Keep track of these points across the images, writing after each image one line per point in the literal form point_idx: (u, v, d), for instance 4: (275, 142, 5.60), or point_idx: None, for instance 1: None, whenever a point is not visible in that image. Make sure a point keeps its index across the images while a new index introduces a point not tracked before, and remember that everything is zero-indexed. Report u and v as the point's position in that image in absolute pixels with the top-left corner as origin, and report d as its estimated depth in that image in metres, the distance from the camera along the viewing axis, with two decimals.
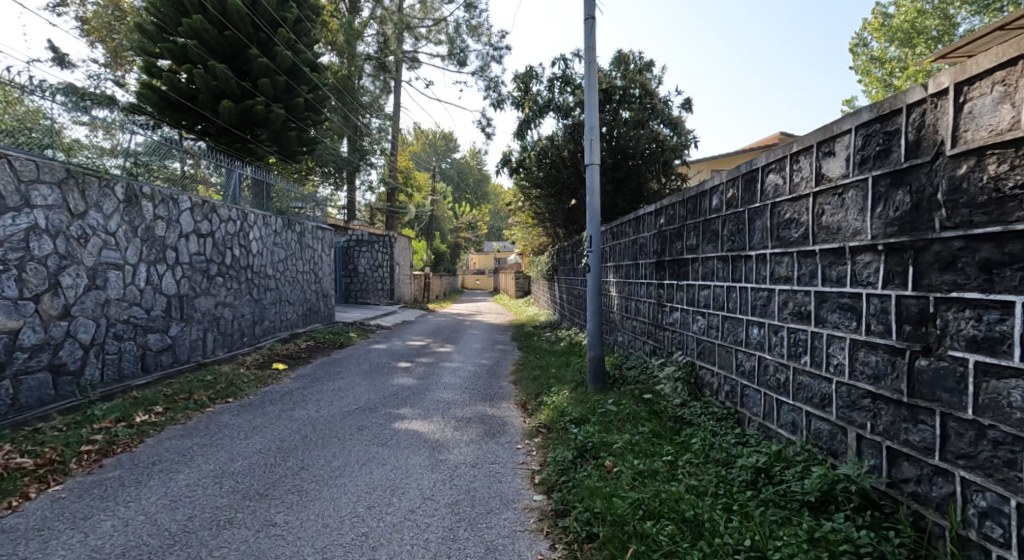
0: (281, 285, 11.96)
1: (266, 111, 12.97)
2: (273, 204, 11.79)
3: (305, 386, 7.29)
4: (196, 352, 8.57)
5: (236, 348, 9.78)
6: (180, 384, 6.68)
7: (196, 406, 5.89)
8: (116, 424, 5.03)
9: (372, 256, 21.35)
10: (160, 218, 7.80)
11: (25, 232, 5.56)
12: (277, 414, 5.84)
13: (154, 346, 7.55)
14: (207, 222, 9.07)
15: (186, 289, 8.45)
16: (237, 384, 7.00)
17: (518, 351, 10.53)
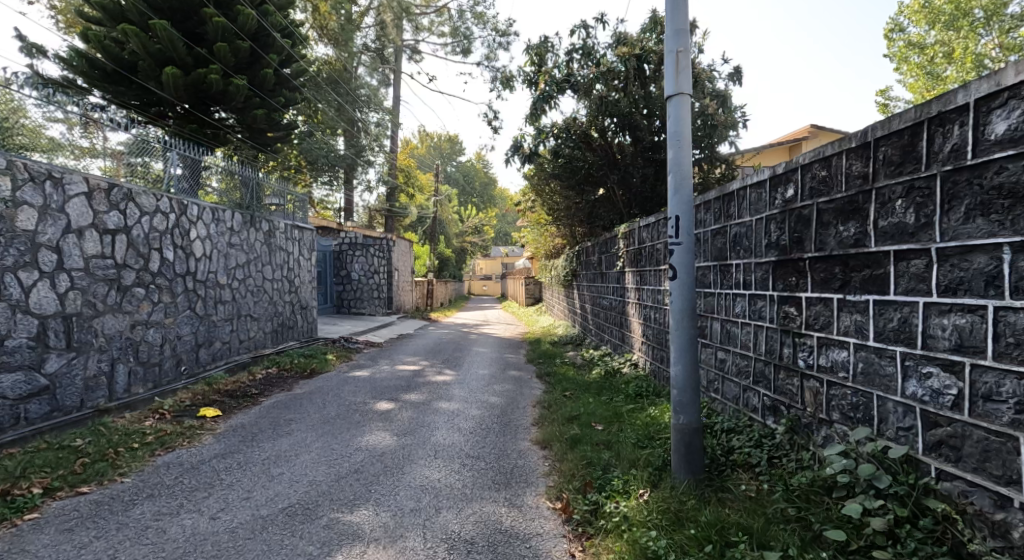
0: (239, 297, 9.08)
1: (224, 84, 10.66)
2: (234, 198, 8.94)
3: (224, 454, 4.80)
4: (96, 394, 5.74)
5: (167, 382, 6.88)
6: (23, 457, 4.27)
7: (7, 512, 3.53)
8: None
9: (366, 261, 18.98)
10: (28, 203, 5.09)
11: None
12: (146, 524, 3.45)
13: (12, 392, 4.88)
14: (117, 214, 6.16)
15: (78, 306, 5.62)
16: (113, 456, 4.52)
17: (540, 384, 7.93)
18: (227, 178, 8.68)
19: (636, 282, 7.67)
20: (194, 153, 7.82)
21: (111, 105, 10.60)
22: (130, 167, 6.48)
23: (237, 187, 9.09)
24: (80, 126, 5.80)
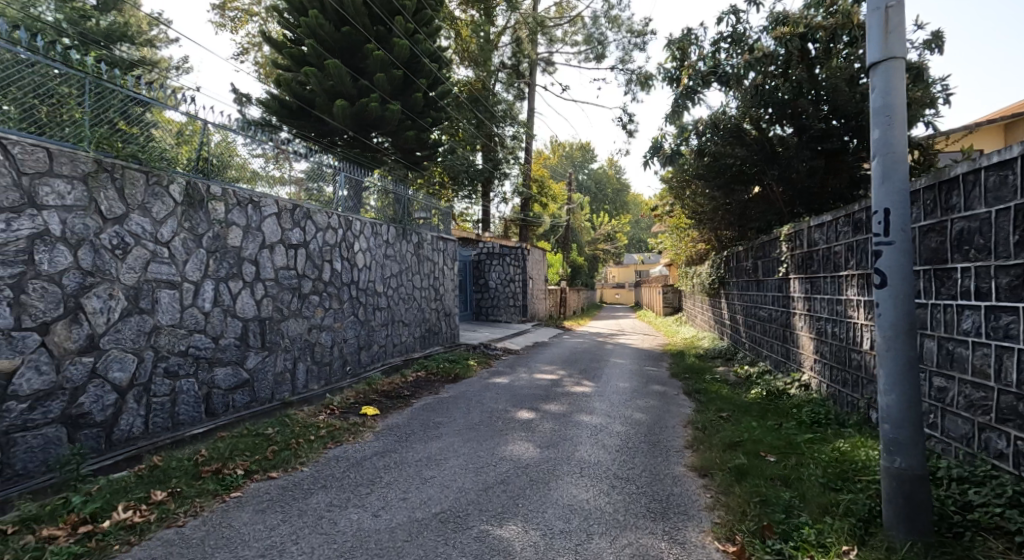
0: (392, 304, 9.55)
1: (382, 110, 11.47)
2: (390, 214, 9.50)
3: (384, 452, 4.97)
4: (281, 389, 6.14)
5: (335, 380, 7.31)
6: (229, 440, 4.75)
7: (218, 488, 3.89)
8: (69, 532, 3.15)
9: (503, 270, 19.41)
10: (236, 224, 5.46)
11: (25, 242, 3.61)
12: (320, 513, 3.60)
13: (224, 383, 5.25)
14: (299, 231, 6.56)
15: (270, 311, 5.97)
16: (295, 446, 4.86)
17: (690, 401, 7.31)
18: (382, 196, 9.20)
19: (806, 290, 6.77)
20: (355, 174, 8.34)
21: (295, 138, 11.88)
22: (310, 191, 6.92)
23: (393, 206, 9.65)
24: (272, 159, 6.17)
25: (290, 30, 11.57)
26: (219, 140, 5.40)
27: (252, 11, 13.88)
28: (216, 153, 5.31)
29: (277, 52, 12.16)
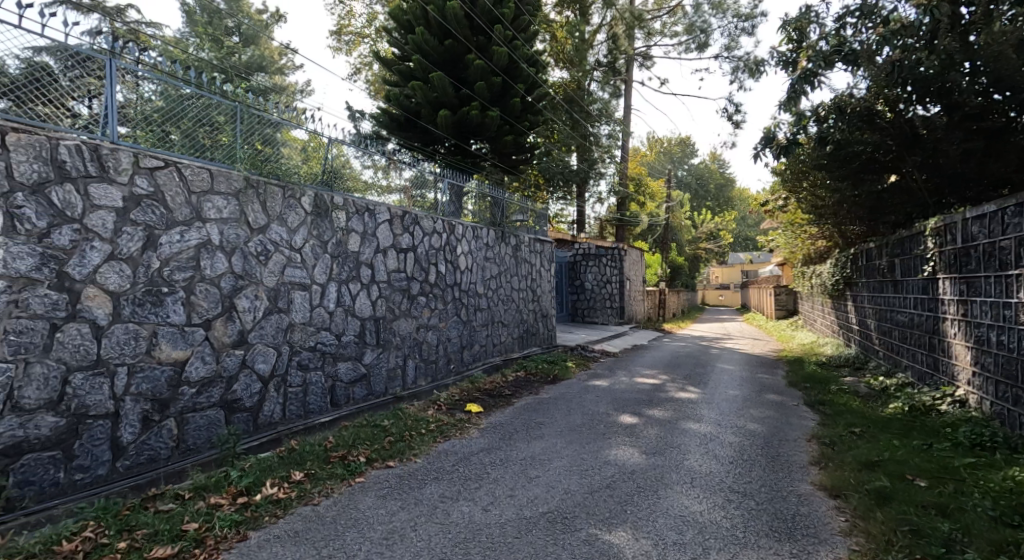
0: (493, 305, 9.73)
1: (482, 117, 11.74)
2: (489, 217, 9.69)
3: (490, 449, 5.06)
4: (394, 384, 6.46)
5: (440, 377, 7.57)
6: (352, 429, 5.06)
7: (345, 472, 4.15)
8: (230, 501, 3.51)
9: (600, 271, 19.14)
10: (355, 230, 5.81)
11: (194, 249, 4.08)
12: (433, 504, 3.71)
13: (345, 376, 5.60)
14: (408, 236, 6.86)
15: (383, 311, 6.29)
16: (409, 438, 5.08)
17: (813, 413, 6.73)
18: (482, 202, 9.40)
19: (960, 292, 5.99)
20: (457, 180, 8.57)
21: (401, 149, 12.47)
22: (417, 197, 7.22)
23: (492, 210, 9.82)
24: (383, 169, 6.46)
25: (398, 48, 12.23)
26: (342, 155, 5.76)
27: (364, 32, 14.80)
28: (338, 165, 5.68)
29: (387, 69, 12.88)
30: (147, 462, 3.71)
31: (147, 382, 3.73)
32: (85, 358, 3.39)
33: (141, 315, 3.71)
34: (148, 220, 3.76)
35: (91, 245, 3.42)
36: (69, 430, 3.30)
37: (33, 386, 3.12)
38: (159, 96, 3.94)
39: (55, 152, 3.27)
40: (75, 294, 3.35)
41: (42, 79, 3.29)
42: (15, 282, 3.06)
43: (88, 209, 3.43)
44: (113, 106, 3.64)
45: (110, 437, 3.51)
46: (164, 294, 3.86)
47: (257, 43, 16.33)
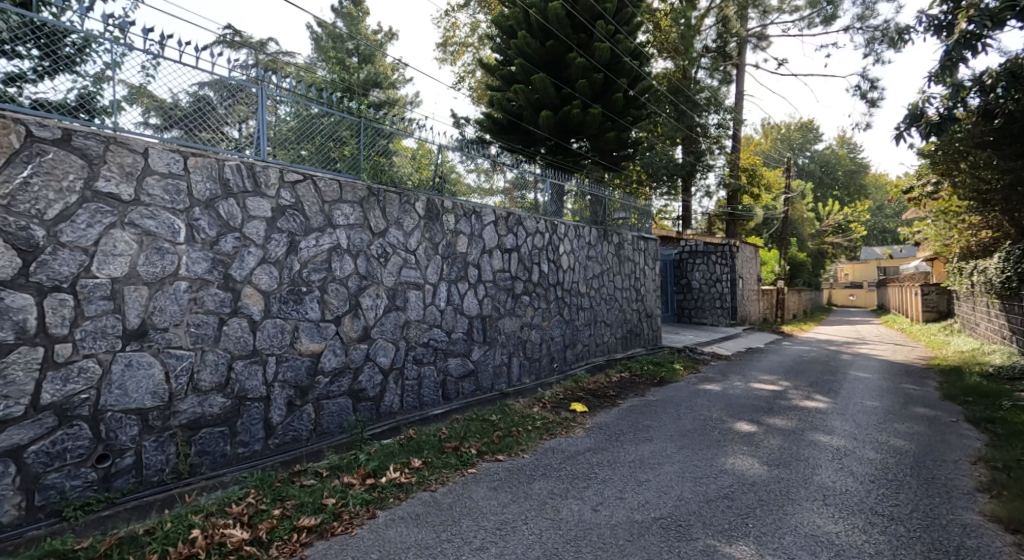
0: (595, 305, 9.66)
1: (584, 115, 11.69)
2: (589, 216, 9.63)
3: (596, 449, 5.06)
4: (500, 380, 6.66)
5: (544, 376, 7.66)
6: (463, 422, 5.29)
7: (458, 463, 4.36)
8: (360, 482, 3.81)
9: (708, 270, 18.24)
10: (463, 232, 6.07)
11: (327, 252, 4.51)
12: (544, 499, 3.80)
13: (456, 371, 5.86)
14: (512, 236, 7.04)
15: (490, 309, 6.50)
16: (517, 433, 5.22)
17: (970, 430, 5.95)
18: (582, 202, 9.39)
19: None
20: (558, 179, 8.63)
21: (505, 151, 12.74)
22: (519, 198, 7.37)
23: (593, 209, 9.75)
24: (486, 172, 6.66)
25: (500, 54, 12.56)
26: (450, 163, 6.03)
27: (468, 42, 15.32)
28: (447, 171, 5.97)
29: (490, 75, 13.24)
30: (290, 441, 4.17)
31: (289, 371, 4.19)
32: (243, 348, 3.90)
33: (286, 311, 4.18)
34: (290, 227, 4.23)
35: (248, 250, 3.94)
36: (232, 409, 3.82)
37: (206, 370, 3.67)
38: (291, 116, 4.38)
39: (221, 172, 3.83)
40: (236, 293, 3.87)
41: (207, 110, 3.80)
42: (194, 282, 3.63)
43: (245, 219, 3.95)
44: (262, 130, 4.13)
45: (263, 418, 4.01)
46: (304, 293, 4.31)
47: (373, 61, 17.47)
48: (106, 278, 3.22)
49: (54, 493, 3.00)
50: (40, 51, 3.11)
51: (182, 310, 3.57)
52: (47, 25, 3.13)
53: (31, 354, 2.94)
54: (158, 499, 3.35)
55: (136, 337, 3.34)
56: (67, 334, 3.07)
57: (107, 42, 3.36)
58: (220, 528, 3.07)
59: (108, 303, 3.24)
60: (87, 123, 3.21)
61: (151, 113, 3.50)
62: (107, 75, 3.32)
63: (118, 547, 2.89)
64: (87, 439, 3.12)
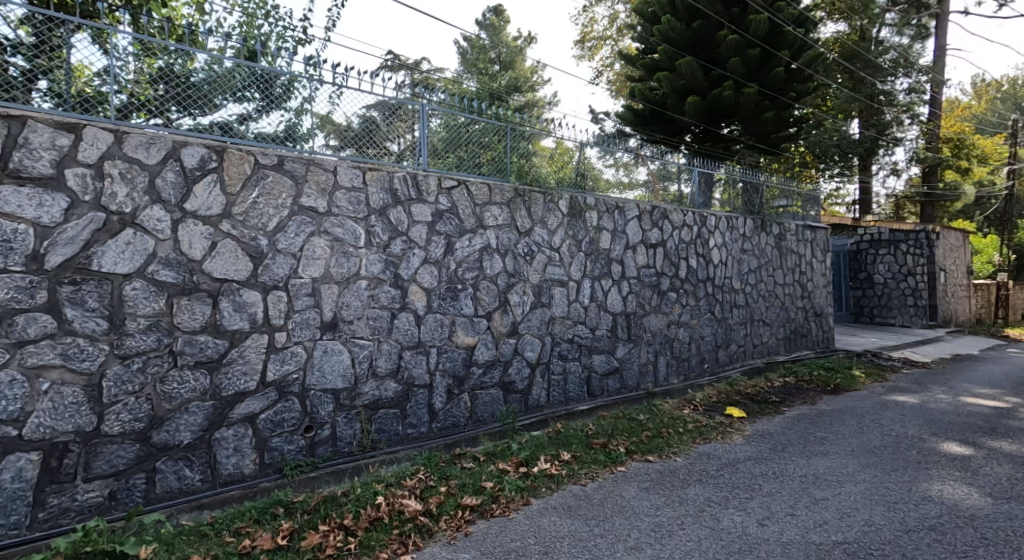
0: (751, 302, 8.96)
1: (736, 96, 10.85)
2: (741, 205, 8.91)
3: (758, 459, 4.70)
4: (645, 379, 6.49)
5: (693, 377, 7.31)
6: (610, 420, 5.27)
7: (607, 460, 4.34)
8: (514, 469, 4.00)
9: (896, 261, 15.84)
10: (606, 229, 6.04)
11: (479, 252, 4.79)
12: (700, 505, 3.61)
13: (600, 368, 5.86)
14: (657, 231, 6.83)
15: (634, 306, 6.38)
16: (667, 434, 5.08)
17: None
18: (735, 191, 8.76)
19: None
20: (705, 168, 8.16)
21: (649, 142, 12.34)
22: (665, 190, 7.08)
23: (746, 197, 9.01)
24: (626, 166, 6.53)
25: (642, 43, 12.17)
26: (591, 164, 6.08)
27: (606, 35, 15.14)
28: (587, 168, 5.99)
29: (631, 67, 12.94)
30: (450, 426, 4.54)
31: (448, 361, 4.54)
32: (410, 340, 4.31)
33: (444, 306, 4.53)
34: (447, 230, 4.58)
35: (414, 252, 4.35)
36: (403, 394, 4.26)
37: (383, 358, 4.14)
38: (441, 127, 4.69)
39: (392, 183, 4.27)
40: (404, 290, 4.28)
41: (373, 129, 4.25)
42: (371, 281, 4.10)
43: (411, 224, 4.36)
44: (423, 138, 4.53)
45: (427, 404, 4.40)
46: (460, 290, 4.64)
47: (513, 66, 18.04)
48: (309, 278, 3.79)
49: (276, 453, 3.61)
50: (260, 94, 3.73)
51: (363, 306, 4.05)
52: (265, 71, 3.77)
53: (260, 340, 3.56)
54: (349, 468, 3.82)
55: (330, 328, 3.88)
56: (283, 324, 3.66)
57: (305, 79, 3.93)
58: (398, 498, 3.41)
59: (310, 298, 3.79)
60: (292, 148, 3.79)
61: (333, 135, 4.02)
62: (306, 107, 3.88)
63: (325, 504, 3.32)
64: (298, 412, 3.72)
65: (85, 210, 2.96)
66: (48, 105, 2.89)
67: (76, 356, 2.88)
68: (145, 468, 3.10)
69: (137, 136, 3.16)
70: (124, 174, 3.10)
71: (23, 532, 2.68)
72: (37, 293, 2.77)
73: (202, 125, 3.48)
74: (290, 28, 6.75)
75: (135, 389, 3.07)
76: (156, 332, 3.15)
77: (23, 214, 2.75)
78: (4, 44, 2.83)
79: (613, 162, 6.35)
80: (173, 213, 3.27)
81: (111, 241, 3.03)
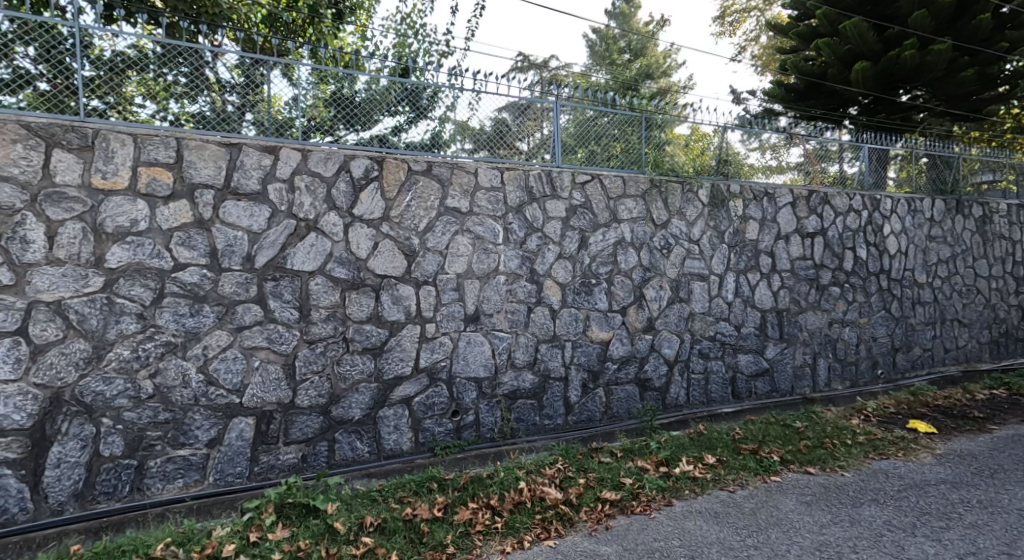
0: (944, 298, 7.06)
1: (923, 56, 7.75)
2: (929, 184, 7.10)
3: (957, 483, 3.74)
4: (802, 383, 5.79)
5: (863, 384, 6.22)
6: (760, 425, 4.88)
7: (758, 467, 4.00)
8: (654, 468, 3.89)
9: None
10: (753, 218, 5.56)
11: (612, 246, 4.75)
12: (880, 529, 3.03)
13: (747, 368, 5.45)
14: (815, 218, 5.97)
15: (787, 302, 5.72)
16: (831, 445, 4.43)
17: None
18: (921, 167, 7.04)
19: None
20: (877, 142, 6.81)
21: (804, 123, 9.28)
22: (824, 172, 6.25)
23: (936, 175, 7.16)
24: (773, 148, 5.93)
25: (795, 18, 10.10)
26: (734, 151, 5.66)
27: (751, 6, 14.02)
28: (729, 153, 5.60)
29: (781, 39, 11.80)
30: (586, 420, 4.57)
31: (583, 356, 4.57)
32: (546, 333, 4.40)
33: (579, 301, 4.56)
34: (581, 225, 4.60)
35: (548, 248, 4.44)
36: (539, 385, 4.37)
37: (520, 350, 4.28)
38: (571, 122, 4.72)
39: (527, 181, 4.39)
40: (539, 285, 4.38)
41: (504, 130, 4.40)
42: (509, 277, 4.26)
43: (545, 221, 4.45)
44: (555, 134, 4.61)
45: (562, 396, 4.47)
46: (593, 285, 4.63)
47: (646, 53, 17.44)
48: (452, 274, 4.03)
49: (429, 434, 3.92)
50: (410, 107, 4.06)
51: (502, 300, 4.23)
52: (414, 85, 4.08)
53: (414, 330, 3.87)
54: (491, 453, 4.05)
55: (472, 321, 4.10)
56: (433, 316, 3.95)
57: (448, 89, 4.19)
58: (539, 485, 3.51)
59: (455, 293, 4.04)
60: (436, 154, 4.06)
61: (472, 139, 4.25)
62: (449, 115, 4.14)
63: (472, 483, 3.53)
64: (445, 397, 3.99)
65: (281, 218, 3.48)
66: (253, 132, 3.49)
67: (277, 340, 3.44)
68: (327, 438, 3.59)
69: (318, 153, 3.61)
70: (309, 186, 3.57)
71: (244, 481, 3.34)
72: (249, 287, 3.36)
73: (366, 139, 3.89)
74: (435, 42, 7.21)
75: (317, 370, 3.55)
76: (333, 321, 3.60)
77: (239, 223, 3.35)
78: (225, 85, 3.46)
79: (759, 145, 5.86)
80: (345, 218, 3.67)
81: (300, 243, 3.52)
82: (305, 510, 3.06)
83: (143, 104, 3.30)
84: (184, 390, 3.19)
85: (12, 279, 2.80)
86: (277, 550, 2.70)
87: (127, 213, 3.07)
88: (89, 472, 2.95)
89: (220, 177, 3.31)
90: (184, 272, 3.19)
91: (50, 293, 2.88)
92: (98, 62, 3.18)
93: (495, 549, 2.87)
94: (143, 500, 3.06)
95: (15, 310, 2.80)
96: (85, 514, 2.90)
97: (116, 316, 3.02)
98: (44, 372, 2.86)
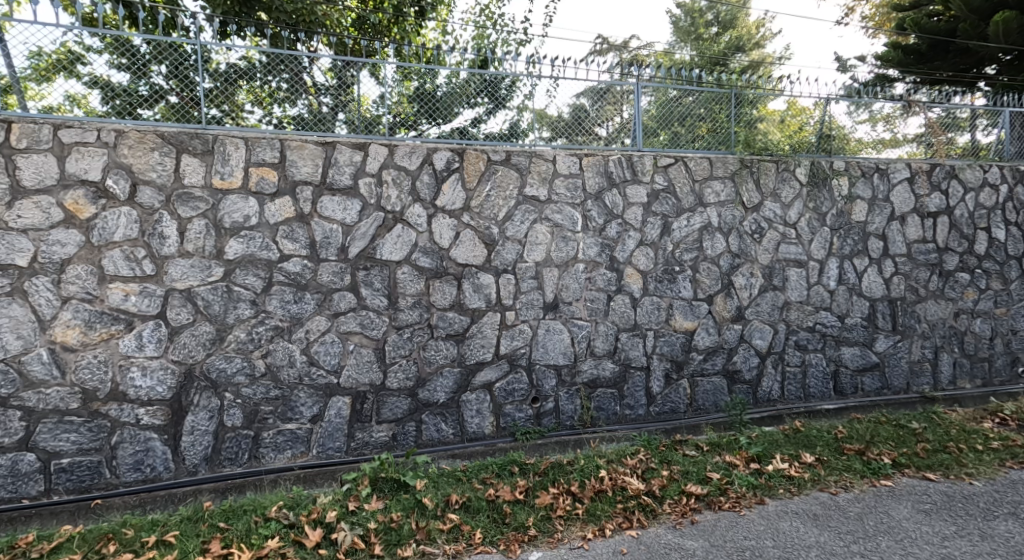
0: None
1: None
2: None
3: None
4: (920, 379, 5.28)
5: (999, 384, 5.55)
6: (868, 424, 4.51)
7: (866, 470, 3.71)
8: (745, 464, 3.73)
9: None
10: (861, 197, 5.11)
11: (698, 232, 4.56)
12: (1021, 547, 2.70)
13: (852, 363, 5.06)
14: (939, 196, 5.38)
15: (902, 290, 5.22)
16: (956, 451, 4.00)
17: None
18: None
19: None
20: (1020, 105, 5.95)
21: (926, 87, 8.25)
22: (951, 143, 5.60)
23: None
24: (886, 120, 5.39)
25: None
26: (838, 123, 5.21)
27: None
28: (832, 128, 5.17)
29: None
30: (669, 412, 4.45)
31: (666, 345, 4.44)
32: (627, 322, 4.33)
33: (661, 289, 4.43)
34: (663, 211, 4.45)
35: (629, 235, 4.34)
36: (620, 375, 4.31)
37: (600, 338, 4.24)
38: (653, 104, 4.58)
39: (607, 167, 4.31)
40: (620, 273, 4.31)
41: (583, 116, 4.34)
42: (589, 265, 4.22)
43: (626, 207, 4.35)
44: (636, 117, 4.48)
45: (644, 387, 4.38)
46: (677, 272, 4.48)
47: (737, 25, 16.38)
48: (532, 262, 4.06)
49: (509, 419, 4.00)
50: (489, 99, 4.11)
51: (582, 288, 4.20)
52: (493, 77, 4.12)
53: (494, 318, 3.95)
54: (572, 440, 4.06)
55: (552, 309, 4.12)
56: (512, 304, 4.00)
57: (526, 78, 4.20)
58: (620, 475, 3.48)
59: (534, 281, 4.06)
60: (515, 143, 4.09)
61: (550, 127, 4.25)
62: (526, 104, 4.15)
63: (553, 469, 3.57)
64: (525, 383, 4.05)
65: (371, 211, 3.66)
66: (345, 130, 3.70)
67: (369, 325, 3.63)
68: (414, 419, 3.77)
69: (404, 147, 3.75)
70: (395, 180, 3.72)
71: (343, 454, 3.58)
72: (344, 276, 3.58)
73: (447, 132, 4.00)
74: (513, 31, 7.21)
75: (405, 354, 3.73)
76: (419, 309, 3.75)
77: (334, 217, 3.56)
78: (320, 88, 3.73)
79: (866, 116, 5.36)
80: (428, 209, 3.79)
81: (387, 234, 3.69)
82: (397, 485, 3.24)
83: (251, 110, 3.61)
84: (290, 369, 3.46)
85: (153, 270, 3.18)
86: (373, 519, 2.88)
87: (241, 210, 3.36)
88: (215, 439, 3.31)
89: (317, 174, 3.53)
90: (288, 263, 3.45)
91: (182, 281, 3.23)
92: (215, 74, 3.50)
93: (577, 535, 2.89)
94: (259, 467, 3.38)
95: (156, 296, 3.18)
96: (215, 477, 3.27)
97: (234, 302, 3.33)
98: (180, 351, 3.23)
